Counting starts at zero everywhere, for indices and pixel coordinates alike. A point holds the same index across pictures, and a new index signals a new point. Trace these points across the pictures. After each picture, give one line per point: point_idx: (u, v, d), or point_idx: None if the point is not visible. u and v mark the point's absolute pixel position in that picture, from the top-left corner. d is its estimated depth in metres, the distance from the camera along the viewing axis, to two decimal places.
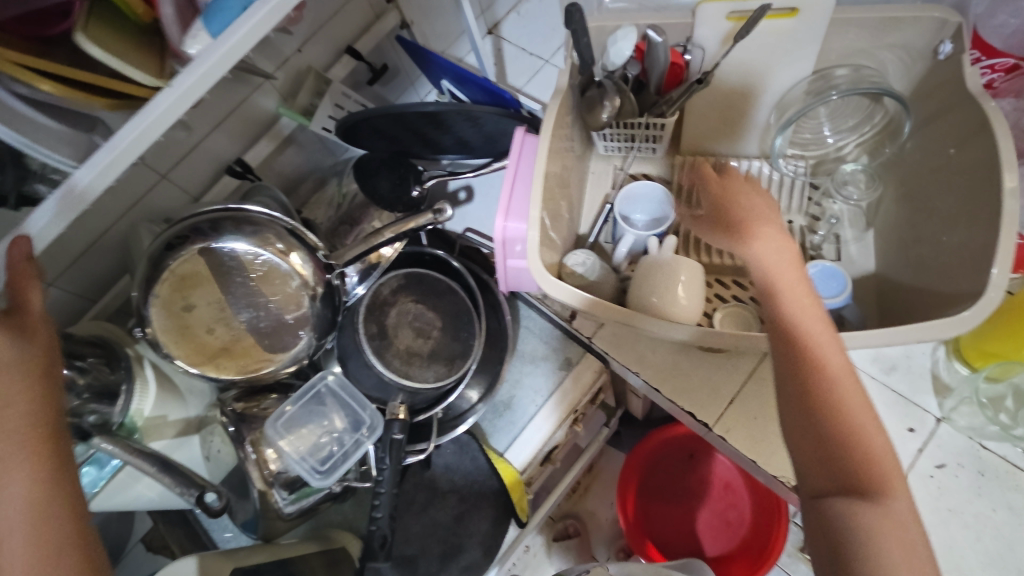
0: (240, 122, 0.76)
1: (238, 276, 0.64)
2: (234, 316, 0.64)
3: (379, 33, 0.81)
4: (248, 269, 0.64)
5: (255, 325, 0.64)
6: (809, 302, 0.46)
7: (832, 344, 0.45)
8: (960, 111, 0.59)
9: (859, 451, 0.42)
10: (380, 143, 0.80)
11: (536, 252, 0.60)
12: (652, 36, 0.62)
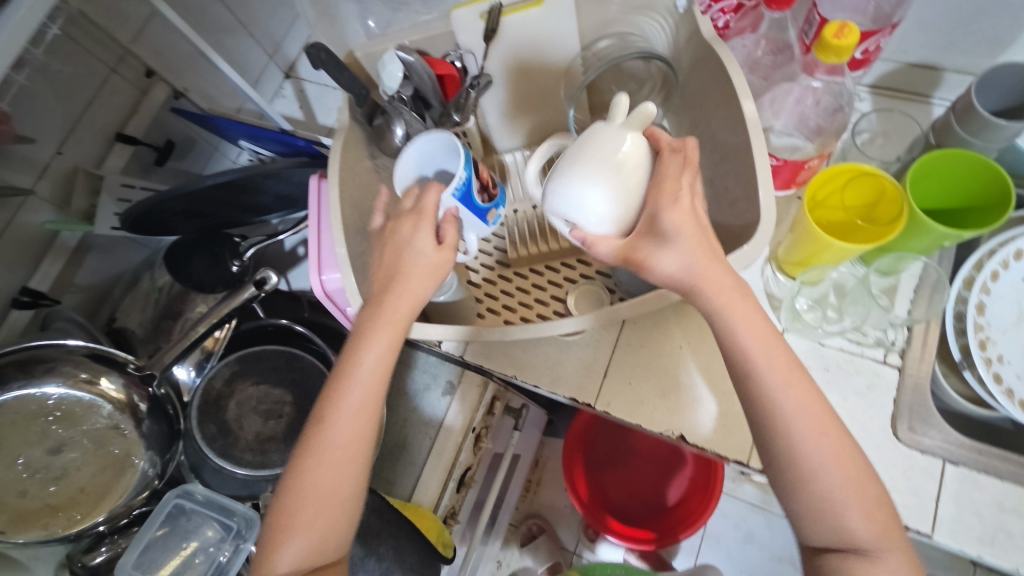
0: (12, 248, 0.67)
1: (36, 423, 0.60)
2: (51, 464, 0.60)
3: (148, 111, 0.75)
4: (46, 411, 0.60)
5: (79, 463, 0.61)
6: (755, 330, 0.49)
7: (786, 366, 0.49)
8: (705, 58, 0.63)
9: (813, 467, 0.48)
10: (182, 225, 0.73)
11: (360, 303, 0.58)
12: (403, 57, 0.60)
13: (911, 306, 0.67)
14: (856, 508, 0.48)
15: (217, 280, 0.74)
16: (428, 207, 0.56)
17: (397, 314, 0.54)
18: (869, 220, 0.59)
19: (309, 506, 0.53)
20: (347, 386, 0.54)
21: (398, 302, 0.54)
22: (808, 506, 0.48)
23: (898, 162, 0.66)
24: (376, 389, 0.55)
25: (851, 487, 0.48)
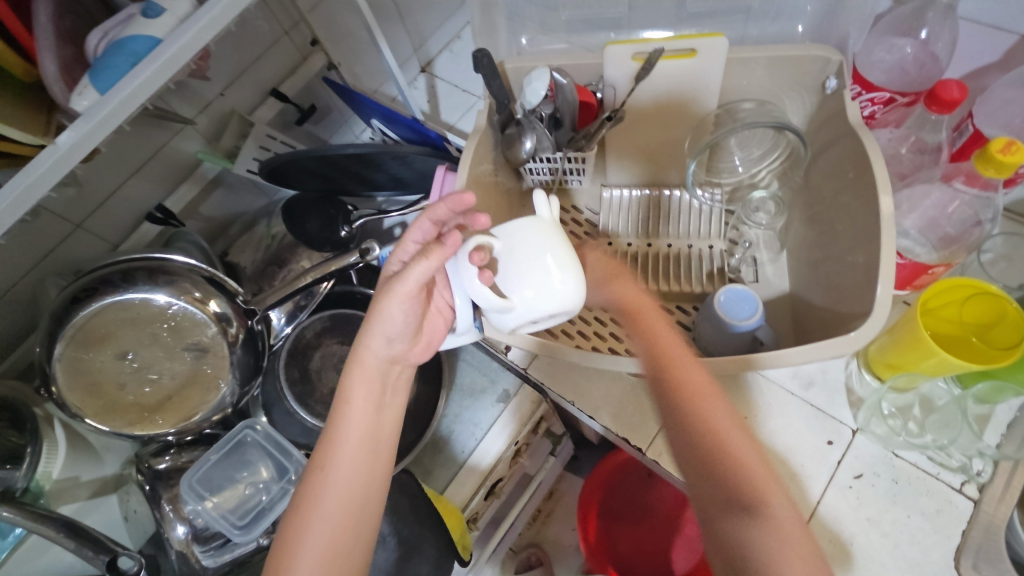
0: (159, 169, 0.74)
1: (151, 325, 0.64)
2: (147, 368, 0.65)
3: (304, 75, 0.82)
4: (163, 317, 0.65)
5: (171, 373, 0.66)
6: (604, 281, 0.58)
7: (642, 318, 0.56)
8: (844, 141, 0.63)
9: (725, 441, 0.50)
10: (308, 184, 0.78)
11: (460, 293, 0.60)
12: (556, 78, 0.66)
13: (1002, 440, 0.64)
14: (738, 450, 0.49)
15: (325, 239, 0.79)
16: (409, 276, 0.52)
17: (368, 380, 0.57)
18: (982, 339, 0.57)
19: (313, 538, 0.52)
20: (333, 447, 0.55)
21: (373, 355, 0.57)
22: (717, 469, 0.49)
23: (1020, 290, 0.64)
24: (364, 443, 0.56)
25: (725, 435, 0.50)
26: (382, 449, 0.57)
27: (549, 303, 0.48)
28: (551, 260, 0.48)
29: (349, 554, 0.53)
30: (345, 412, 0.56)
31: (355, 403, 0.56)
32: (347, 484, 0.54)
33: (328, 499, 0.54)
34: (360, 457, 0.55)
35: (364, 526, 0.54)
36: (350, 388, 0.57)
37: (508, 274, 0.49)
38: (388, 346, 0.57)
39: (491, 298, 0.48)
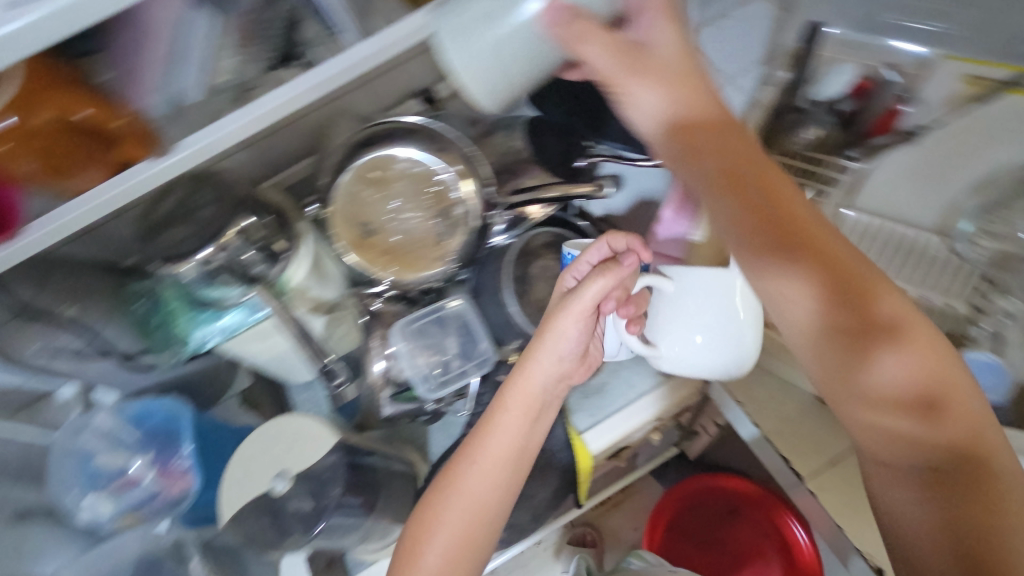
0: (442, 53, 0.79)
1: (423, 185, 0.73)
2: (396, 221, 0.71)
3: None
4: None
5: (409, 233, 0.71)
6: (697, 166, 0.55)
7: (750, 194, 0.52)
8: None
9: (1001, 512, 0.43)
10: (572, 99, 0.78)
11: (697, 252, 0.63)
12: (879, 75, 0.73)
13: None
14: (840, 369, 0.48)
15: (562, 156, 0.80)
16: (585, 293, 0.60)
17: (536, 399, 0.64)
18: None
19: (449, 519, 0.60)
20: (483, 447, 0.62)
21: (541, 373, 0.63)
22: (847, 384, 0.48)
23: None
24: (512, 453, 0.63)
25: (819, 352, 0.49)
26: (524, 460, 0.63)
27: (721, 341, 0.59)
28: (728, 307, 0.58)
29: (475, 544, 0.61)
30: (500, 421, 0.63)
31: (512, 416, 0.63)
32: (487, 482, 0.62)
33: (472, 492, 0.61)
34: (507, 462, 0.62)
35: (490, 522, 0.62)
36: (513, 398, 0.64)
37: (676, 326, 0.60)
38: (553, 367, 0.64)
39: (641, 346, 0.62)
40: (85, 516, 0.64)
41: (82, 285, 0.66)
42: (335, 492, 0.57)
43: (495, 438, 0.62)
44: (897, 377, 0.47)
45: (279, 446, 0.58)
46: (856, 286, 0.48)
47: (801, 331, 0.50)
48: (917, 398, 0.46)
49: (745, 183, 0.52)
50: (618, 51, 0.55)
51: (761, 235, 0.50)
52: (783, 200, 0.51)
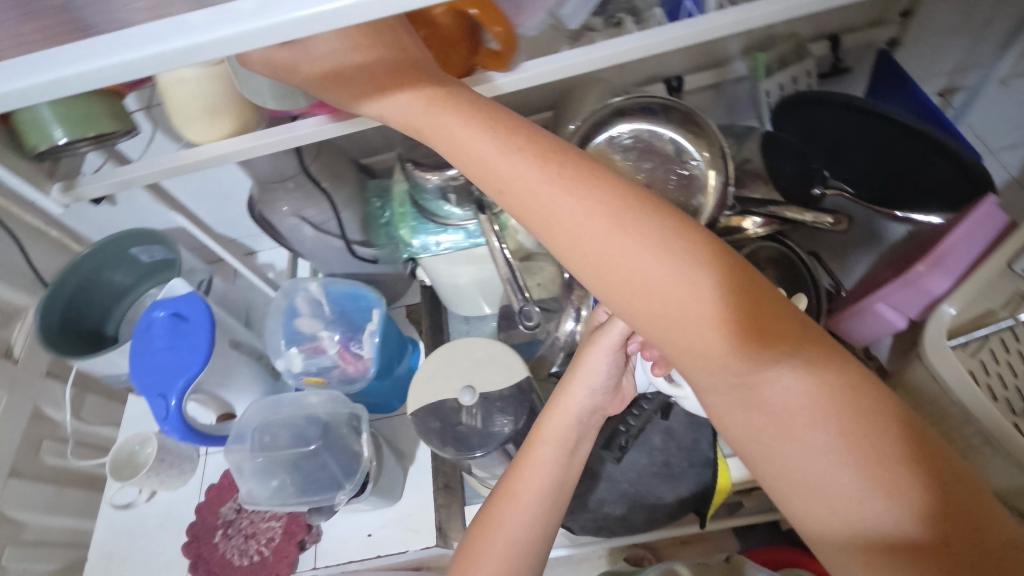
0: (705, 47, 0.78)
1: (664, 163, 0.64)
2: None
3: (870, 38, 0.77)
4: (682, 163, 0.64)
5: None
6: (506, 155, 0.35)
7: (638, 247, 0.33)
8: None
9: None
10: (821, 126, 0.74)
11: (942, 321, 0.59)
12: None
13: None
14: (855, 499, 0.30)
15: (800, 185, 0.73)
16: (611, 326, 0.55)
17: (541, 430, 0.55)
18: None
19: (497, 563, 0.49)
20: (516, 479, 0.53)
21: (576, 404, 0.55)
22: (838, 515, 0.31)
23: None
24: (555, 483, 0.53)
25: (830, 480, 0.31)
26: (564, 491, 0.54)
27: None
28: None
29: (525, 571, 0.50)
30: (531, 449, 0.54)
31: (552, 448, 0.54)
32: (529, 521, 0.51)
33: (516, 533, 0.51)
34: (551, 494, 0.53)
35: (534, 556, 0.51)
36: (573, 427, 0.55)
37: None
38: (590, 394, 0.56)
39: (666, 382, 0.54)
40: (281, 364, 0.74)
41: (336, 168, 0.73)
42: (507, 422, 0.59)
43: (536, 470, 0.53)
44: (897, 506, 0.30)
45: (470, 362, 0.62)
46: (774, 301, 0.33)
47: (787, 468, 0.33)
48: (919, 535, 0.29)
49: (723, 260, 0.33)
50: (406, 119, 0.37)
51: (744, 344, 0.32)
52: (738, 280, 0.33)
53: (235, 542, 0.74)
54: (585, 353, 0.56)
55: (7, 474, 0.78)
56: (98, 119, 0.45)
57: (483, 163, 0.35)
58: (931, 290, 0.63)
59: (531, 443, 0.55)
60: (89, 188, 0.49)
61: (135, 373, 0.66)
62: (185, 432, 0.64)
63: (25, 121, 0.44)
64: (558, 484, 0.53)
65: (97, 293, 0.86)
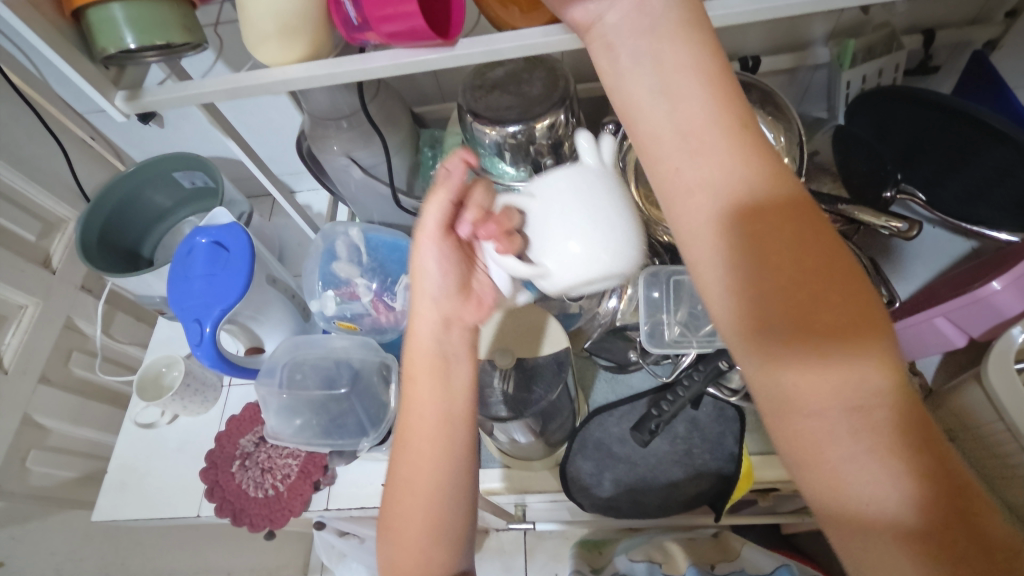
0: (789, 27, 0.73)
1: None
2: None
3: (968, 36, 0.71)
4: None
5: None
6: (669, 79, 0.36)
7: (717, 168, 0.34)
8: None
9: None
10: (896, 125, 0.70)
11: (1010, 345, 0.56)
12: None
13: None
14: (849, 438, 0.30)
15: (869, 185, 0.70)
16: (432, 214, 0.44)
17: (415, 358, 0.45)
18: None
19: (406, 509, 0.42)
20: (404, 422, 0.45)
21: (424, 314, 0.45)
22: (836, 486, 0.30)
23: None
24: (443, 406, 0.44)
25: (837, 445, 0.30)
26: (455, 416, 0.44)
27: (603, 247, 0.39)
28: (595, 203, 0.40)
29: (449, 522, 0.42)
30: (409, 380, 0.45)
31: (428, 375, 0.44)
32: (428, 453, 0.43)
33: (418, 461, 0.43)
34: (445, 412, 0.44)
35: (456, 500, 0.43)
36: (443, 343, 0.45)
37: (544, 229, 0.41)
38: (439, 297, 0.45)
39: (519, 267, 0.41)
40: (315, 305, 0.73)
41: (391, 113, 0.71)
42: (542, 392, 0.58)
43: (421, 404, 0.44)
44: (896, 489, 0.29)
45: (510, 326, 0.61)
46: (832, 271, 0.32)
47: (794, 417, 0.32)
48: (918, 522, 0.29)
49: (785, 211, 0.33)
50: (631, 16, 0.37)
51: (771, 281, 0.32)
52: (791, 230, 0.32)
53: (251, 474, 0.75)
54: (423, 246, 0.45)
55: (37, 380, 0.80)
56: (169, 27, 0.43)
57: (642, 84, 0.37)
58: (1002, 310, 0.60)
59: (409, 381, 0.45)
60: (152, 100, 0.48)
61: (173, 296, 0.66)
62: (216, 360, 0.64)
63: (95, 20, 0.42)
64: (448, 410, 0.44)
65: (136, 213, 0.86)
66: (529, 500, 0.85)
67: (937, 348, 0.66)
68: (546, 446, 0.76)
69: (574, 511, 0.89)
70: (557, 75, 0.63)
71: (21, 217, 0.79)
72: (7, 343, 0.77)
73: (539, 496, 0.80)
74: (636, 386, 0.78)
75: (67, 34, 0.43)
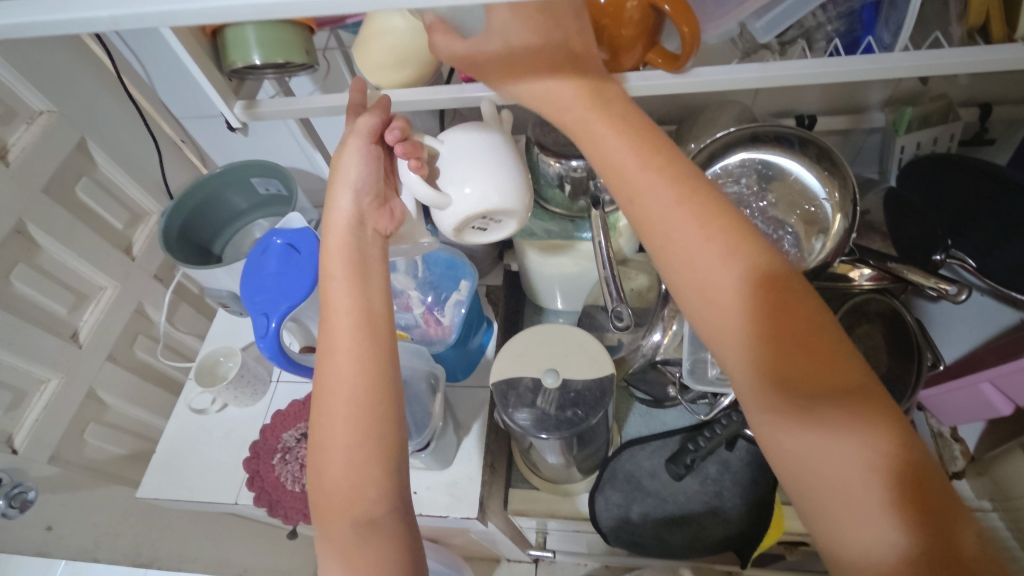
0: (848, 90, 0.76)
1: (794, 200, 0.65)
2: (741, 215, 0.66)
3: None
4: (807, 201, 0.64)
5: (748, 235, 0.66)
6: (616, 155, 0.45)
7: (720, 259, 0.43)
8: None
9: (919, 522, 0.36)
10: (950, 191, 0.71)
11: None
12: None
13: None
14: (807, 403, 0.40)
15: (918, 247, 0.70)
16: (363, 123, 0.49)
17: (332, 265, 0.48)
18: None
19: (340, 416, 0.45)
20: (324, 330, 0.47)
21: (339, 209, 0.49)
22: (825, 488, 0.39)
23: None
24: (360, 305, 0.47)
25: (841, 493, 0.38)
26: (376, 319, 0.47)
27: (496, 180, 0.50)
28: (491, 151, 0.51)
29: (377, 422, 0.45)
30: (327, 288, 0.48)
31: (347, 286, 0.47)
32: (352, 360, 0.45)
33: (342, 362, 0.46)
34: (367, 313, 0.47)
35: (383, 396, 0.46)
36: (361, 241, 0.49)
37: (450, 170, 0.51)
38: (357, 199, 0.49)
39: (428, 194, 0.49)
40: None
41: None
42: (581, 412, 0.61)
43: (340, 311, 0.47)
44: (893, 528, 0.36)
45: (558, 348, 0.63)
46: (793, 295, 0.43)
47: (797, 455, 0.40)
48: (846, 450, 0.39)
49: (765, 273, 0.43)
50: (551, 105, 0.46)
51: (761, 338, 0.42)
52: (784, 316, 0.42)
53: (290, 468, 0.78)
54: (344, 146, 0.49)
55: (105, 357, 0.86)
56: (291, 48, 0.49)
57: (606, 156, 0.46)
58: None
59: (326, 283, 0.48)
60: (264, 111, 0.54)
61: (245, 291, 0.71)
62: (278, 353, 0.68)
63: (231, 39, 0.48)
64: (372, 315, 0.47)
65: (214, 212, 0.93)
66: (553, 526, 0.86)
67: (986, 413, 0.66)
68: (577, 472, 0.78)
69: (596, 543, 0.89)
70: None
71: (112, 206, 0.86)
72: (85, 320, 0.83)
73: (562, 523, 0.81)
74: (669, 422, 0.80)
75: (205, 48, 0.49)
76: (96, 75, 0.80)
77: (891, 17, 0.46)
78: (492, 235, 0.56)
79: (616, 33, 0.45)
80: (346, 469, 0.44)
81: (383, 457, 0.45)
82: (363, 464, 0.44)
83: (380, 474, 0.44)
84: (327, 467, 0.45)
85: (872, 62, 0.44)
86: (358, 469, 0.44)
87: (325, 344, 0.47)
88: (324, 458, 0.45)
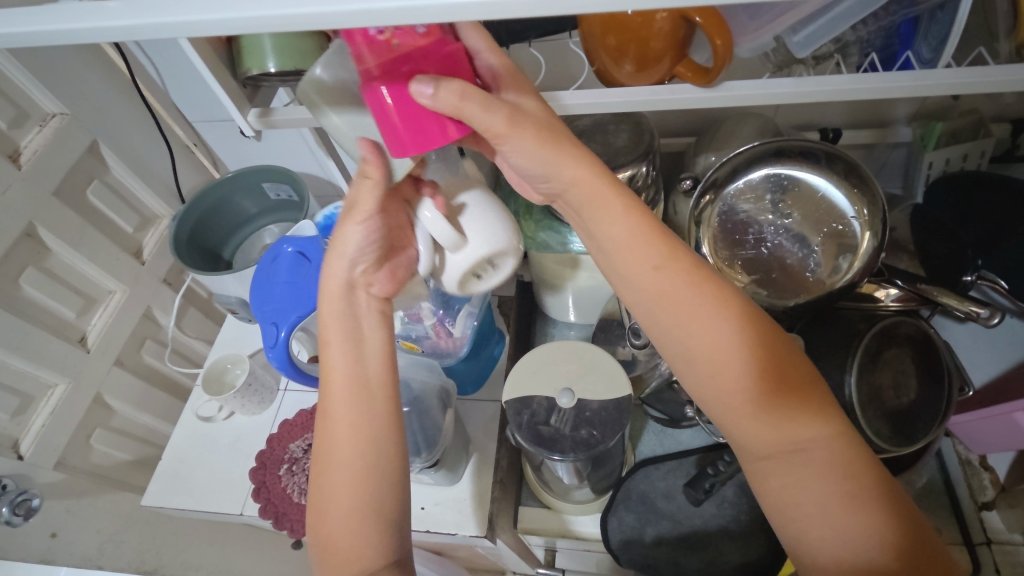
0: (874, 104, 0.74)
1: (822, 218, 0.62)
2: (765, 230, 0.64)
3: None
4: (835, 219, 0.62)
5: (772, 252, 0.64)
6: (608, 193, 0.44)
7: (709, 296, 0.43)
8: None
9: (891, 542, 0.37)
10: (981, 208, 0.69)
11: None
12: None
13: None
14: (781, 424, 0.41)
15: (949, 267, 0.67)
16: (363, 200, 0.45)
17: (327, 326, 0.47)
18: None
19: (343, 481, 0.43)
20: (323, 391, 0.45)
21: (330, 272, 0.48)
22: (800, 504, 0.40)
23: None
24: (357, 367, 0.45)
25: (820, 511, 0.39)
26: (376, 381, 0.45)
27: (499, 228, 0.49)
28: (494, 203, 0.50)
29: (382, 476, 0.43)
30: (324, 346, 0.46)
31: (343, 347, 0.46)
32: (353, 430, 0.44)
33: (344, 426, 0.44)
34: (373, 375, 0.46)
35: (386, 460, 0.44)
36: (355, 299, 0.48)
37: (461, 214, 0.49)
38: (352, 266, 0.48)
39: (443, 234, 0.47)
40: None
41: (476, 149, 0.75)
42: (598, 432, 0.58)
43: (334, 373, 0.45)
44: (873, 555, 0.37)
45: (574, 366, 0.62)
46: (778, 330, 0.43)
47: (776, 482, 0.41)
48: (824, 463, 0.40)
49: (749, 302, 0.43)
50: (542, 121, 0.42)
51: (750, 364, 0.41)
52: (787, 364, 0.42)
53: (296, 480, 0.76)
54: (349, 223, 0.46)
55: (113, 362, 0.85)
56: (307, 55, 0.48)
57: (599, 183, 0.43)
58: None
59: (323, 341, 0.47)
60: (279, 119, 0.52)
61: (255, 299, 0.70)
62: (286, 363, 0.67)
63: (246, 46, 0.47)
64: (376, 376, 0.45)
65: (224, 216, 0.92)
66: (561, 544, 0.84)
67: (1017, 443, 0.64)
68: (588, 491, 0.76)
69: (605, 563, 0.87)
70: (642, 130, 0.66)
71: (122, 210, 0.86)
72: (93, 324, 0.82)
73: (573, 543, 0.79)
74: (683, 442, 0.77)
75: (219, 54, 0.48)
76: (109, 79, 0.79)
77: (930, 35, 0.44)
78: (489, 281, 0.54)
79: (644, 45, 0.43)
80: (347, 537, 0.42)
81: (384, 516, 0.43)
82: (365, 528, 0.42)
83: (379, 537, 0.42)
84: (326, 530, 0.43)
85: (913, 78, 0.42)
86: (357, 536, 0.42)
87: (326, 408, 0.45)
88: (324, 528, 0.43)
